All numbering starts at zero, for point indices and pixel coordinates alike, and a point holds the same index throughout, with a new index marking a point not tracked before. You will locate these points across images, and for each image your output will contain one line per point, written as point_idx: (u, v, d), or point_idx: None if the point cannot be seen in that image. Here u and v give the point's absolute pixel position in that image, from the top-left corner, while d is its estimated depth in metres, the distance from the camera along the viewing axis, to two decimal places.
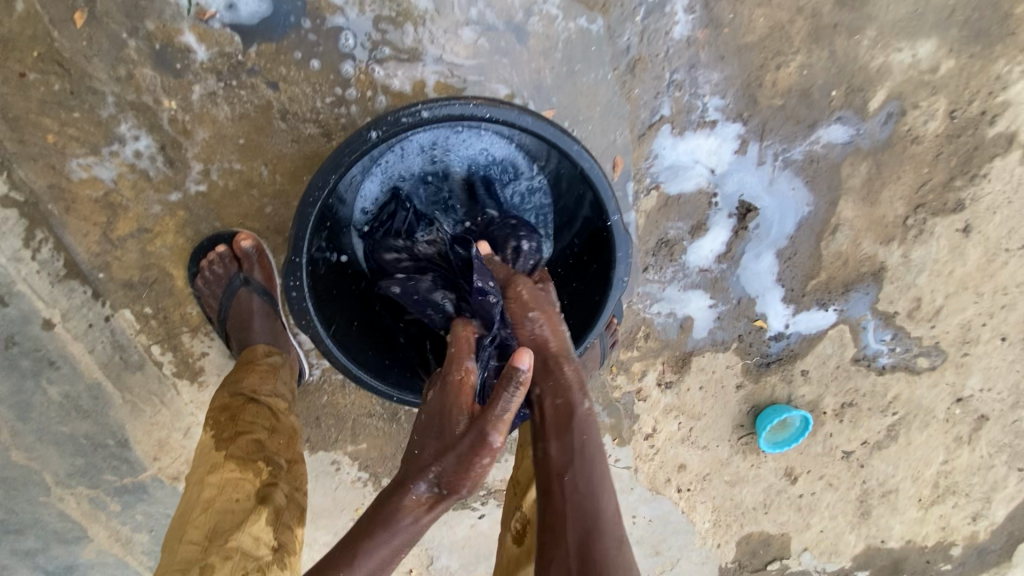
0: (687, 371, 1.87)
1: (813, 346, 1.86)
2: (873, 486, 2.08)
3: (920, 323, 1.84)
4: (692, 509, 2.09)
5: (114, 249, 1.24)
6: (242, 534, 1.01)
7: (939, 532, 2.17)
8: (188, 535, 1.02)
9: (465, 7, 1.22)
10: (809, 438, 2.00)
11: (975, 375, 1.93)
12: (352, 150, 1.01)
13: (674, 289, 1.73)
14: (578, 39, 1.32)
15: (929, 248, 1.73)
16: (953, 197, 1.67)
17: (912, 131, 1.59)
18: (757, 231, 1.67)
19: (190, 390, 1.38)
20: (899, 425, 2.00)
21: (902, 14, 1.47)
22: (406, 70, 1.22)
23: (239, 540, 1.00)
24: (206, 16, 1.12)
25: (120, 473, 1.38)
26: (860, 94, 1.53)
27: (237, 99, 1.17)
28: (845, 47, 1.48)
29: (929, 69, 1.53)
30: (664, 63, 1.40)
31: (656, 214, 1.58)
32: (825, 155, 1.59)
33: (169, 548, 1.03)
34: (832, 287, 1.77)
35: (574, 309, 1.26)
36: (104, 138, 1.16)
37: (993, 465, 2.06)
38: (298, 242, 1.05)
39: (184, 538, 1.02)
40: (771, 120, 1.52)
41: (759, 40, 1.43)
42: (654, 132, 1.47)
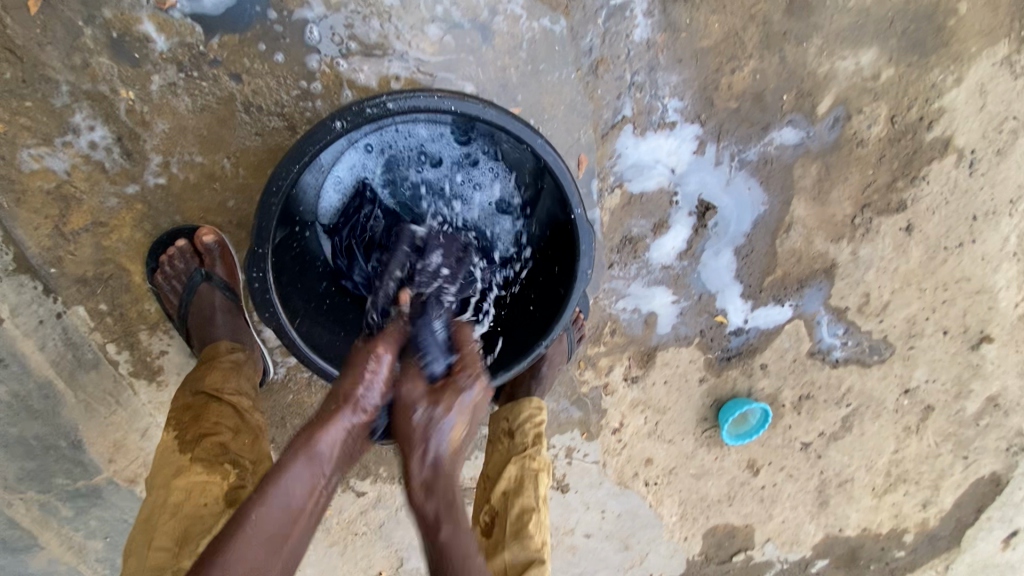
0: (652, 366, 1.92)
1: (771, 340, 1.94)
2: (830, 476, 2.17)
3: (870, 318, 1.95)
4: (659, 503, 2.13)
5: (67, 243, 1.20)
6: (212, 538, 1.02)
7: (892, 519, 2.28)
8: (156, 541, 1.01)
9: (430, 4, 1.24)
10: (769, 431, 2.08)
11: (920, 367, 2.05)
12: (316, 140, 1.02)
13: (639, 285, 1.78)
14: (542, 39, 1.36)
15: (876, 246, 1.84)
16: (896, 197, 1.78)
17: (857, 135, 1.69)
18: (716, 229, 1.74)
19: (148, 390, 1.34)
20: (852, 416, 2.09)
21: (845, 24, 1.56)
22: (372, 64, 1.23)
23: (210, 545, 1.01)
24: (166, 5, 1.10)
25: (72, 477, 1.33)
26: (809, 98, 1.62)
27: (198, 91, 1.16)
28: (794, 54, 1.56)
29: (871, 76, 1.63)
30: (626, 64, 1.45)
31: (619, 211, 1.63)
32: (778, 156, 1.68)
33: (137, 554, 1.01)
34: (788, 283, 1.85)
35: (541, 305, 1.27)
36: (57, 128, 1.13)
37: (939, 453, 2.18)
38: (260, 232, 1.05)
39: (152, 544, 1.01)
40: (727, 122, 1.59)
41: (714, 45, 1.50)
42: (617, 131, 1.52)
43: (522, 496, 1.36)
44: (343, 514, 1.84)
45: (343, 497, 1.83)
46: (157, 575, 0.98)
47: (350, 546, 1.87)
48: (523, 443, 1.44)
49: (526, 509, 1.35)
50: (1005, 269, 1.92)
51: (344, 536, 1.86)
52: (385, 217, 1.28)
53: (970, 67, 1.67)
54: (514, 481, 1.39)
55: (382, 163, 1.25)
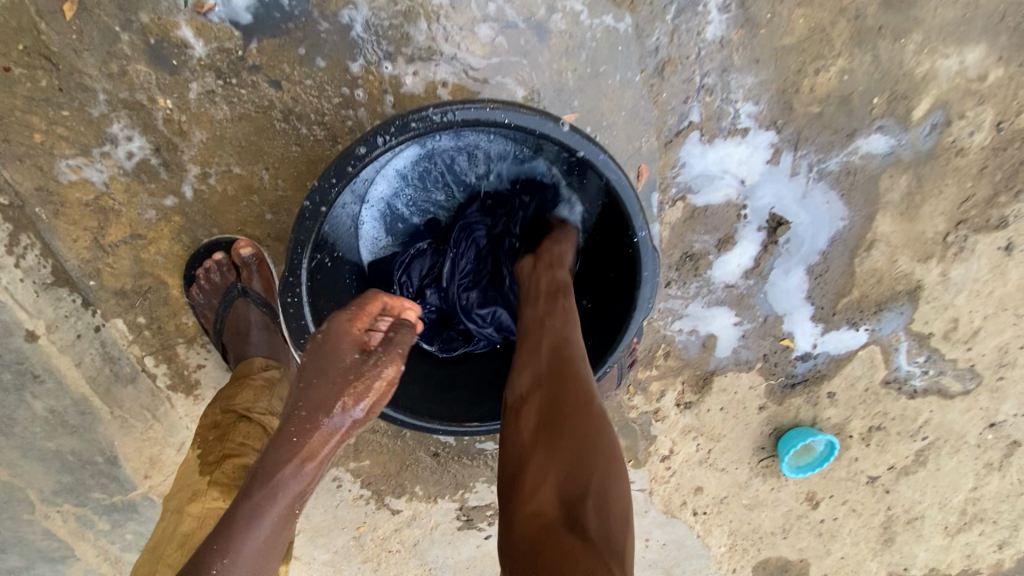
0: (708, 391, 1.77)
1: (842, 367, 1.76)
2: (898, 513, 1.97)
3: (956, 345, 1.73)
4: (707, 533, 1.99)
5: (105, 256, 1.17)
6: None
7: (962, 560, 2.05)
8: (162, 570, 0.95)
9: (483, 2, 1.13)
10: (834, 463, 1.89)
11: (1008, 401, 1.81)
12: (355, 157, 0.93)
13: (697, 305, 1.63)
14: (603, 39, 1.23)
15: (971, 267, 1.62)
16: (998, 213, 1.56)
17: (956, 142, 1.48)
18: (788, 246, 1.57)
19: (185, 403, 1.31)
20: (928, 450, 1.88)
21: (950, 17, 1.36)
22: (419, 68, 1.14)
23: None
24: (205, 9, 1.04)
25: (108, 490, 1.31)
26: (903, 101, 1.42)
27: (237, 98, 1.10)
28: (888, 51, 1.37)
29: (976, 78, 1.42)
30: (695, 65, 1.30)
31: (681, 226, 1.49)
32: (863, 166, 1.49)
33: None
34: (865, 305, 1.66)
35: (593, 329, 1.17)
36: (95, 138, 1.09)
37: (1022, 491, 1.94)
38: (296, 259, 0.97)
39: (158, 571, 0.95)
40: (807, 128, 1.42)
41: (797, 43, 1.33)
42: (682, 139, 1.37)
43: None
44: (376, 531, 1.78)
45: (377, 514, 1.77)
46: None
47: (382, 563, 1.82)
48: None
49: None
50: None
51: (377, 553, 1.81)
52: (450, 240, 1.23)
53: None
54: None
55: (442, 172, 1.16)
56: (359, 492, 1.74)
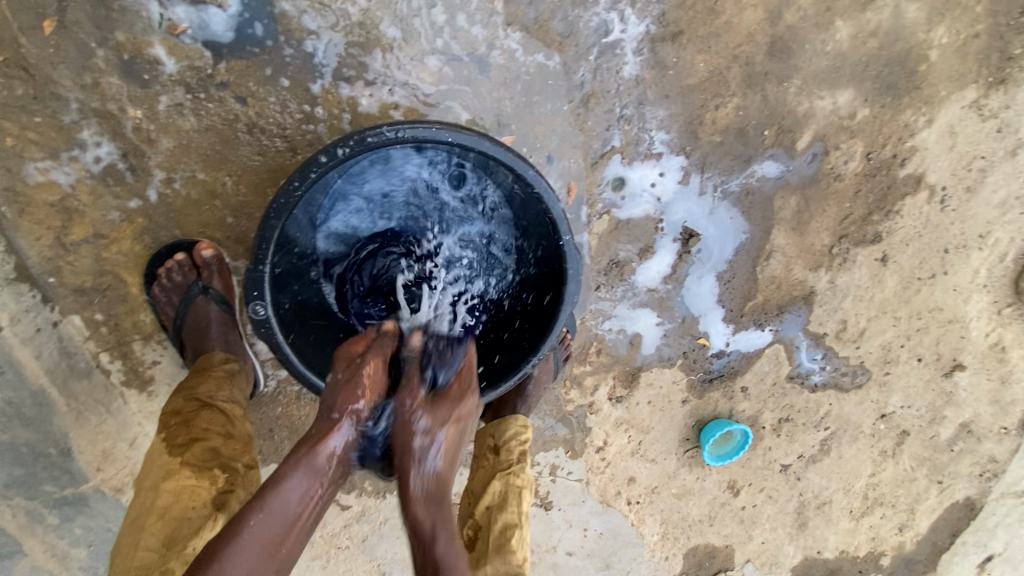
0: (636, 386, 1.97)
1: (752, 363, 2.00)
2: (809, 498, 2.22)
3: (846, 343, 2.02)
4: (641, 521, 2.16)
5: (67, 254, 1.23)
6: (198, 540, 1.04)
7: (869, 542, 2.32)
8: (144, 542, 1.04)
9: (431, 37, 1.30)
10: (749, 452, 2.13)
11: (896, 394, 2.11)
12: (316, 166, 1.06)
13: (624, 307, 1.84)
14: (537, 73, 1.43)
15: (852, 275, 1.91)
16: (871, 230, 1.86)
17: (834, 170, 1.77)
18: (699, 255, 1.81)
19: (138, 399, 1.36)
20: (831, 440, 2.15)
21: (823, 67, 1.66)
22: (373, 91, 1.29)
23: (195, 547, 1.03)
24: (178, 31, 1.15)
25: (59, 485, 1.33)
26: (789, 134, 1.70)
27: (204, 111, 1.20)
28: (775, 93, 1.64)
29: (848, 115, 1.72)
30: (616, 98, 1.52)
31: (607, 236, 1.69)
32: (759, 188, 1.75)
33: (124, 554, 1.04)
34: (768, 308, 1.92)
35: (528, 325, 1.32)
36: (65, 143, 1.17)
37: (914, 478, 2.24)
38: (259, 254, 1.08)
39: (140, 545, 1.03)
40: (711, 154, 1.67)
41: (700, 83, 1.57)
42: (606, 160, 1.58)
43: (505, 512, 1.40)
44: (327, 527, 1.85)
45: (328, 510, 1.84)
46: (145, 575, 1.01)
47: (333, 559, 1.88)
48: (508, 460, 1.48)
49: (509, 524, 1.39)
50: (975, 300, 2.01)
51: (328, 550, 1.87)
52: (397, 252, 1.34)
53: (941, 109, 1.76)
54: (498, 496, 1.43)
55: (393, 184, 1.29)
56: None
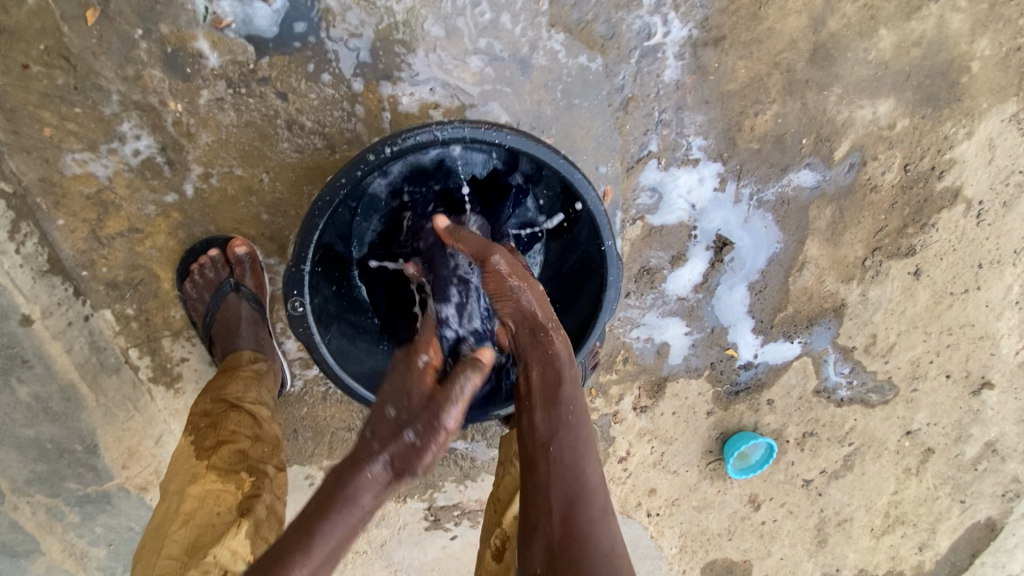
0: (661, 396, 1.93)
1: (779, 376, 1.96)
2: (830, 515, 2.17)
3: (876, 358, 1.97)
4: (659, 534, 2.12)
5: (101, 248, 1.22)
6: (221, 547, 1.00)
7: (889, 561, 2.27)
8: (167, 548, 1.01)
9: (474, 36, 1.28)
10: (772, 466, 2.09)
11: (923, 410, 2.07)
12: (364, 164, 1.06)
13: (653, 315, 1.80)
14: (577, 75, 1.40)
15: (884, 288, 1.87)
16: (905, 242, 1.82)
17: (871, 180, 1.74)
18: (732, 264, 1.78)
19: (165, 397, 1.34)
20: (855, 456, 2.10)
21: (863, 75, 1.62)
22: (415, 89, 1.27)
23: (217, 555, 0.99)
24: (222, 25, 1.13)
25: (83, 481, 1.31)
26: (827, 143, 1.67)
27: (245, 107, 1.19)
28: (814, 100, 1.61)
29: (886, 125, 1.69)
30: (655, 102, 1.49)
31: (639, 242, 1.67)
32: (795, 197, 1.72)
33: (147, 559, 1.02)
34: (797, 320, 1.88)
35: (562, 331, 1.32)
36: (104, 135, 1.16)
37: (938, 497, 2.19)
38: (302, 251, 1.08)
39: (163, 551, 1.01)
40: (748, 161, 1.64)
41: (739, 89, 1.55)
42: (642, 165, 1.56)
43: None
44: None
45: None
46: None
47: (349, 564, 1.85)
48: None
49: None
50: (1008, 317, 1.96)
51: (344, 554, 1.84)
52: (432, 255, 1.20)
53: (981, 121, 1.73)
54: None
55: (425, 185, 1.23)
56: None
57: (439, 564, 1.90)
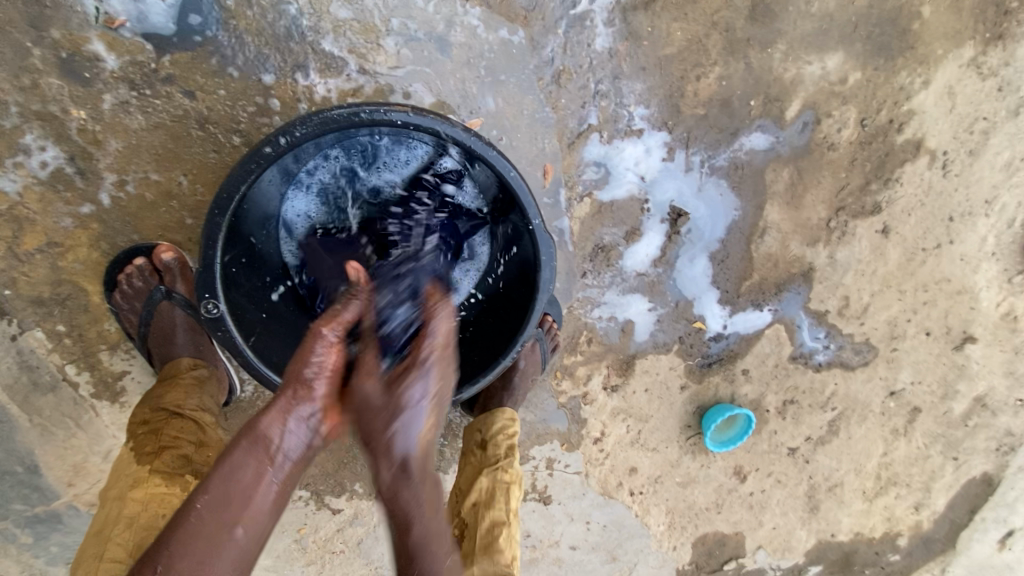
0: (631, 374, 1.90)
1: (751, 345, 1.93)
2: (819, 481, 2.15)
3: (851, 320, 1.93)
4: (645, 512, 2.11)
5: (21, 265, 1.19)
6: None
7: (885, 523, 2.24)
8: (110, 553, 0.98)
9: (386, 17, 1.24)
10: (754, 437, 2.06)
11: (904, 369, 2.03)
12: (262, 158, 1.01)
13: (613, 293, 1.77)
14: (502, 51, 1.36)
15: (852, 248, 1.83)
16: (870, 200, 1.77)
17: (827, 138, 1.69)
18: (689, 235, 1.74)
19: (110, 411, 1.32)
20: (839, 420, 2.07)
21: (808, 30, 1.57)
22: (330, 78, 1.23)
23: None
24: (116, 24, 1.10)
25: (31, 502, 1.30)
26: (777, 103, 1.62)
27: (151, 108, 1.15)
28: (759, 59, 1.56)
29: (838, 80, 1.64)
30: (589, 74, 1.45)
31: (590, 220, 1.63)
32: (749, 160, 1.67)
33: (87, 566, 0.98)
34: (765, 287, 1.84)
35: (505, 318, 1.27)
36: (8, 149, 1.13)
37: (929, 455, 2.16)
38: (209, 251, 1.04)
39: (105, 555, 0.97)
40: (695, 128, 1.59)
41: (678, 53, 1.50)
42: (584, 140, 1.51)
43: (493, 509, 1.35)
44: (319, 532, 1.80)
45: (318, 514, 1.79)
46: None
47: (328, 565, 1.84)
48: (495, 455, 1.44)
49: (497, 522, 1.34)
50: (985, 269, 1.91)
51: (322, 555, 1.83)
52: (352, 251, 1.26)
53: (938, 69, 1.67)
54: (485, 492, 1.38)
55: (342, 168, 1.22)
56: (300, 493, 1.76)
57: None
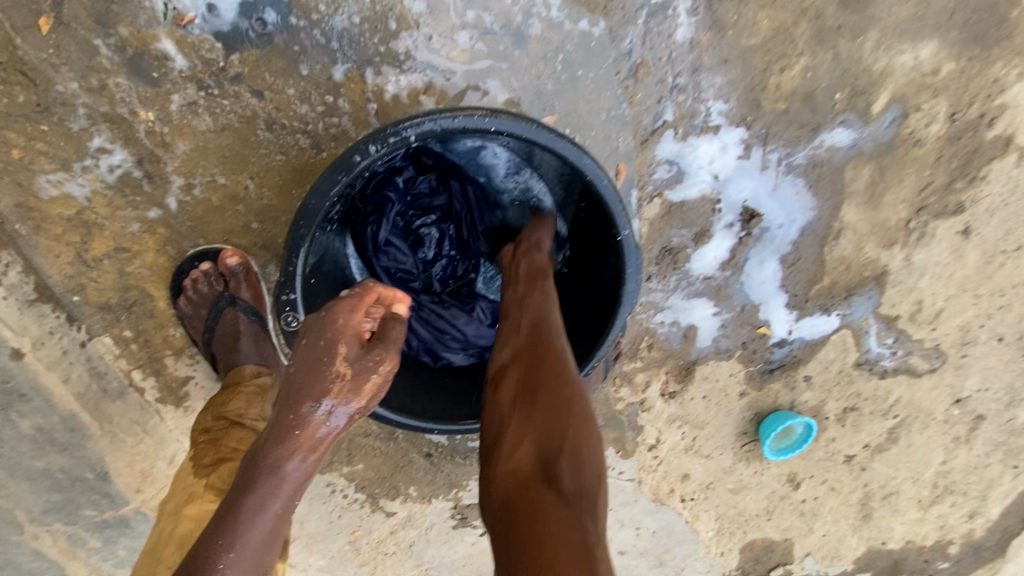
0: (691, 380, 1.83)
1: (816, 351, 1.83)
2: (875, 490, 2.05)
3: (922, 326, 1.82)
4: (695, 519, 2.04)
5: (89, 270, 1.17)
6: None
7: (937, 531, 2.14)
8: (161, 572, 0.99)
9: (461, 10, 1.18)
10: (812, 445, 1.97)
11: (970, 377, 1.91)
12: (348, 167, 0.98)
13: (678, 297, 1.69)
14: (579, 43, 1.28)
15: (931, 250, 1.71)
16: (954, 199, 1.65)
17: (914, 134, 1.56)
18: (762, 237, 1.64)
19: (175, 416, 1.31)
20: (900, 429, 1.97)
21: (901, 16, 1.44)
22: (402, 76, 1.17)
23: None
24: (184, 21, 1.06)
25: (100, 507, 1.30)
26: (863, 97, 1.50)
27: (219, 109, 1.12)
28: (848, 49, 1.44)
29: (931, 71, 1.51)
30: (667, 67, 1.36)
31: (659, 222, 1.54)
32: (829, 158, 1.56)
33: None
34: (835, 292, 1.74)
35: (581, 329, 1.22)
36: (76, 152, 1.10)
37: (988, 463, 2.04)
38: (291, 260, 1.01)
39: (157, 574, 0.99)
40: (775, 124, 1.48)
41: (762, 43, 1.39)
42: (657, 137, 1.42)
43: None
44: (371, 534, 1.79)
45: (371, 517, 1.77)
46: None
47: (379, 566, 1.83)
48: None
49: None
50: None
51: (373, 557, 1.82)
52: (420, 261, 1.28)
53: None
54: None
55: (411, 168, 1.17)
56: (353, 497, 1.75)
57: (470, 561, 1.86)
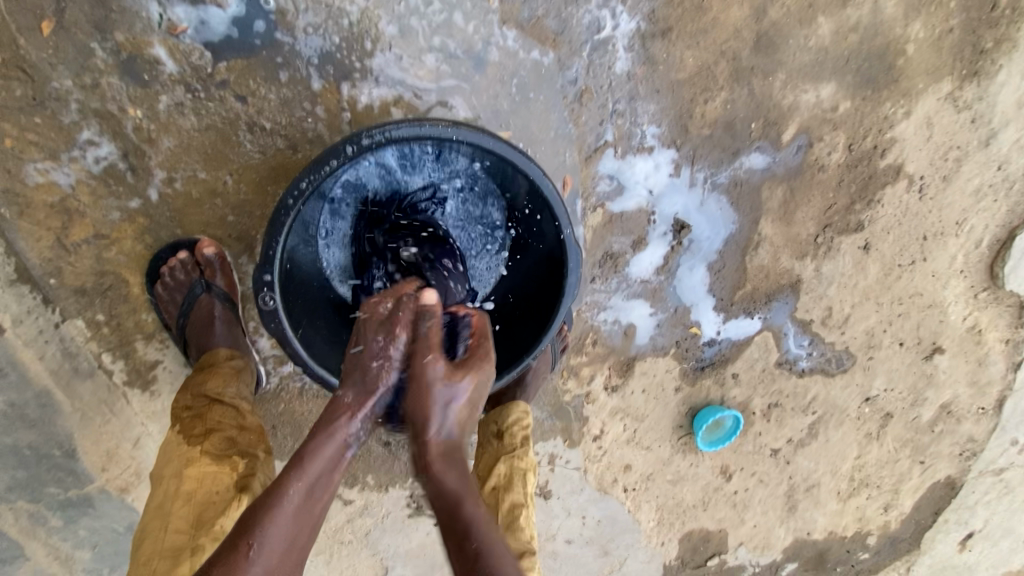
0: (631, 374, 2.01)
1: (742, 351, 2.06)
2: (798, 481, 2.29)
3: (832, 330, 2.08)
4: (637, 508, 2.21)
5: (68, 255, 1.25)
6: (227, 518, 1.08)
7: (856, 522, 2.40)
8: (173, 524, 1.06)
9: (429, 35, 1.34)
10: (741, 437, 2.19)
11: (879, 377, 2.18)
12: (327, 166, 1.13)
13: (619, 298, 1.88)
14: (532, 69, 1.47)
15: (836, 263, 1.98)
16: (854, 219, 1.92)
17: (818, 161, 1.83)
18: (691, 245, 1.86)
19: (141, 399, 1.37)
20: (818, 424, 2.22)
21: (805, 61, 1.71)
22: (375, 89, 1.32)
23: (225, 524, 1.07)
24: (178, 31, 1.18)
25: (64, 486, 1.34)
26: (775, 127, 1.75)
27: (204, 111, 1.23)
28: (760, 87, 1.69)
29: (830, 108, 1.78)
30: (608, 93, 1.56)
31: (601, 229, 1.73)
32: (748, 179, 1.80)
33: (152, 536, 1.06)
34: (757, 297, 1.98)
35: (528, 320, 1.37)
36: (65, 144, 1.20)
37: (898, 458, 2.32)
38: (270, 245, 1.16)
39: (169, 526, 1.06)
40: (700, 147, 1.71)
41: (689, 77, 1.62)
42: (599, 155, 1.62)
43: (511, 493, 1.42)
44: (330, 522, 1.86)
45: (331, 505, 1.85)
46: (175, 555, 1.03)
47: (336, 554, 1.90)
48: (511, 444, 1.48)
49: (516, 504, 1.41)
50: (953, 285, 2.07)
51: (331, 545, 1.89)
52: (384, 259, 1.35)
53: (918, 101, 1.82)
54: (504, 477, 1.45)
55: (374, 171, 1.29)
56: None
57: (424, 549, 1.95)
